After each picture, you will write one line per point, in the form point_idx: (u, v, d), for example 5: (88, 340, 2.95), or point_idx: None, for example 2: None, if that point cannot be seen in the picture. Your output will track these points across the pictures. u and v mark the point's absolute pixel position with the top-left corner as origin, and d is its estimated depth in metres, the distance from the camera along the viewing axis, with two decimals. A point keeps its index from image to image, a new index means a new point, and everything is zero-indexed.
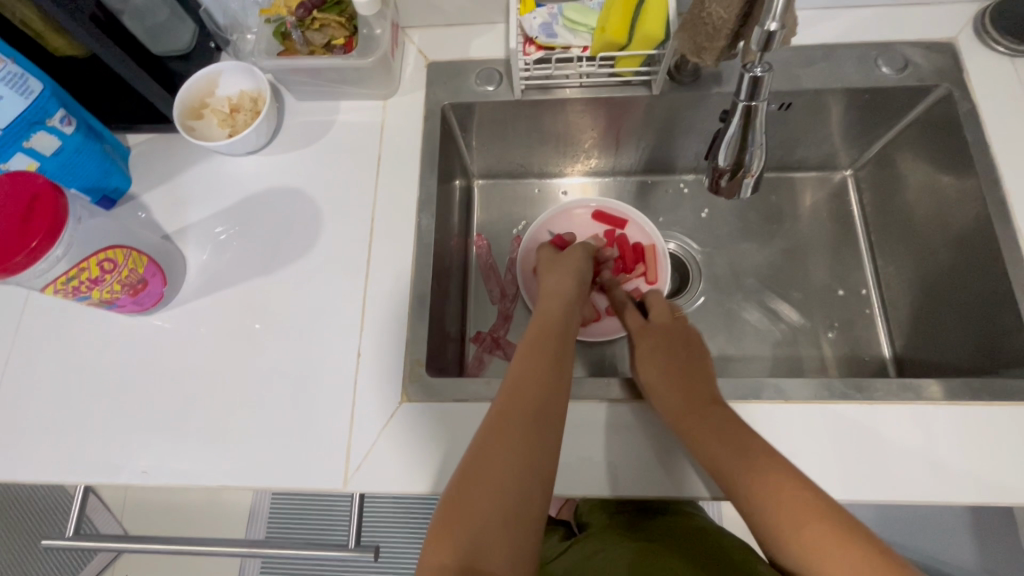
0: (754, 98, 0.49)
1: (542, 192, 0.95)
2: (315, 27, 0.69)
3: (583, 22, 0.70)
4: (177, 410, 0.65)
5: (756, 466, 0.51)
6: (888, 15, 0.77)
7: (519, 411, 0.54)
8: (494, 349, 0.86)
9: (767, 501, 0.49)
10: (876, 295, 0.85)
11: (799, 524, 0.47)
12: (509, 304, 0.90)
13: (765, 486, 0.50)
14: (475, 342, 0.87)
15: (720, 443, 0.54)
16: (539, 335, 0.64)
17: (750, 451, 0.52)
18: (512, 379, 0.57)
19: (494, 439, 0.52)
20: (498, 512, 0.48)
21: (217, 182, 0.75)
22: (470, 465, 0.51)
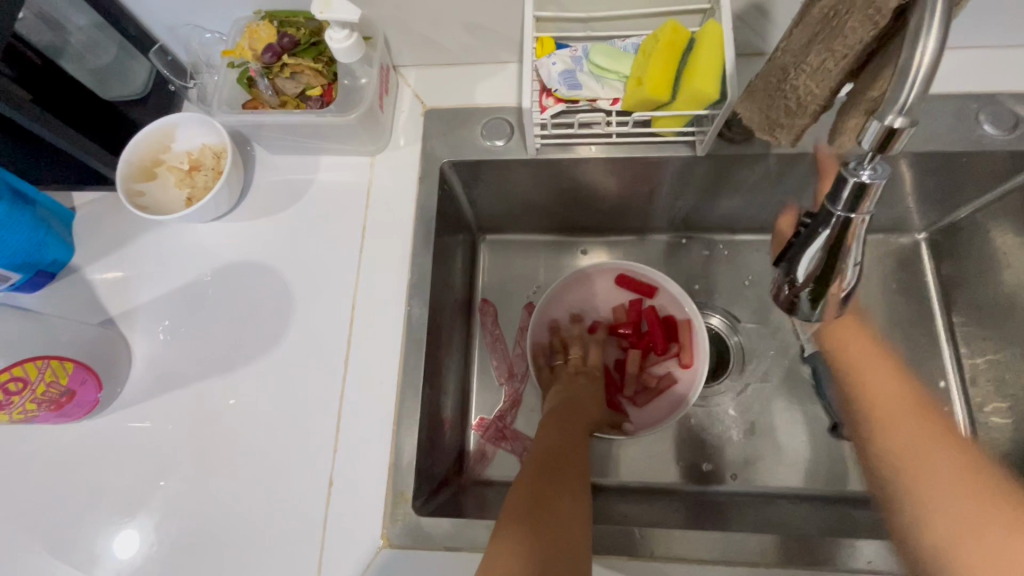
0: (856, 210, 0.36)
1: (558, 251, 0.81)
2: (285, 74, 0.57)
3: (613, 68, 0.57)
4: (114, 546, 0.54)
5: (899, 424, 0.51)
6: (990, 58, 0.63)
7: (554, 464, 0.56)
8: (499, 439, 0.73)
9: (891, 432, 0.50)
10: (957, 389, 0.71)
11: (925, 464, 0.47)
12: (518, 385, 0.76)
13: (897, 419, 0.51)
14: (477, 430, 0.74)
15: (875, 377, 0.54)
16: (574, 403, 0.66)
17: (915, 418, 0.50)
18: (546, 440, 0.59)
19: (553, 474, 0.54)
20: (549, 525, 0.48)
21: (173, 254, 0.63)
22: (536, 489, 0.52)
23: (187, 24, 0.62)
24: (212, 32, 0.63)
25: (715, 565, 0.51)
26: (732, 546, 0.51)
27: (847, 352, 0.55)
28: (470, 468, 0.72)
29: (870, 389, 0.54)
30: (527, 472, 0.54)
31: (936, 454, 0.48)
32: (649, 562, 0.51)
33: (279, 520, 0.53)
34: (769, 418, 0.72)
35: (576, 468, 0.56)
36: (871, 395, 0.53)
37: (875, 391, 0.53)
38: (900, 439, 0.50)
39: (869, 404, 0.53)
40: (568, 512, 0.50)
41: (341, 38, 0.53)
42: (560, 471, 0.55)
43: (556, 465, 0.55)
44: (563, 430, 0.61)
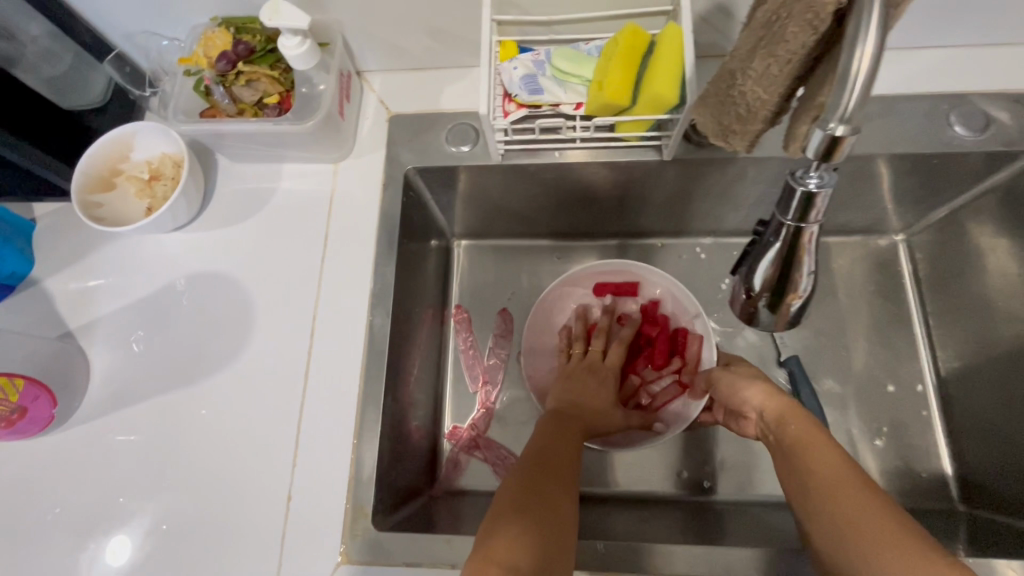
0: (806, 220, 0.35)
1: (532, 256, 0.80)
2: (241, 81, 0.56)
3: (576, 72, 0.56)
4: (72, 564, 0.53)
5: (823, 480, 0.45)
6: (962, 57, 0.62)
7: (546, 466, 0.52)
8: (472, 448, 0.72)
9: (834, 511, 0.43)
10: (935, 393, 0.70)
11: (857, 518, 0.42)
12: (491, 392, 0.75)
13: (823, 478, 0.46)
14: (450, 439, 0.73)
15: (808, 447, 0.49)
16: (575, 400, 0.62)
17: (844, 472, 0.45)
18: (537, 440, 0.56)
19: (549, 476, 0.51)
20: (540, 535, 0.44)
21: (133, 265, 0.62)
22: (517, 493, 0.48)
23: (144, 32, 0.61)
24: (170, 39, 0.62)
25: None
26: (697, 560, 0.50)
27: (773, 419, 0.53)
28: (442, 477, 0.71)
29: (810, 457, 0.48)
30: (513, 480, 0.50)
31: (877, 519, 0.41)
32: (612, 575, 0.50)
33: (237, 537, 0.52)
34: None
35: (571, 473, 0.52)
36: (805, 464, 0.47)
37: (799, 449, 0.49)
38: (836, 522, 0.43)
39: (799, 461, 0.48)
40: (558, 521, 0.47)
41: (293, 45, 0.52)
42: (555, 474, 0.51)
43: (551, 468, 0.52)
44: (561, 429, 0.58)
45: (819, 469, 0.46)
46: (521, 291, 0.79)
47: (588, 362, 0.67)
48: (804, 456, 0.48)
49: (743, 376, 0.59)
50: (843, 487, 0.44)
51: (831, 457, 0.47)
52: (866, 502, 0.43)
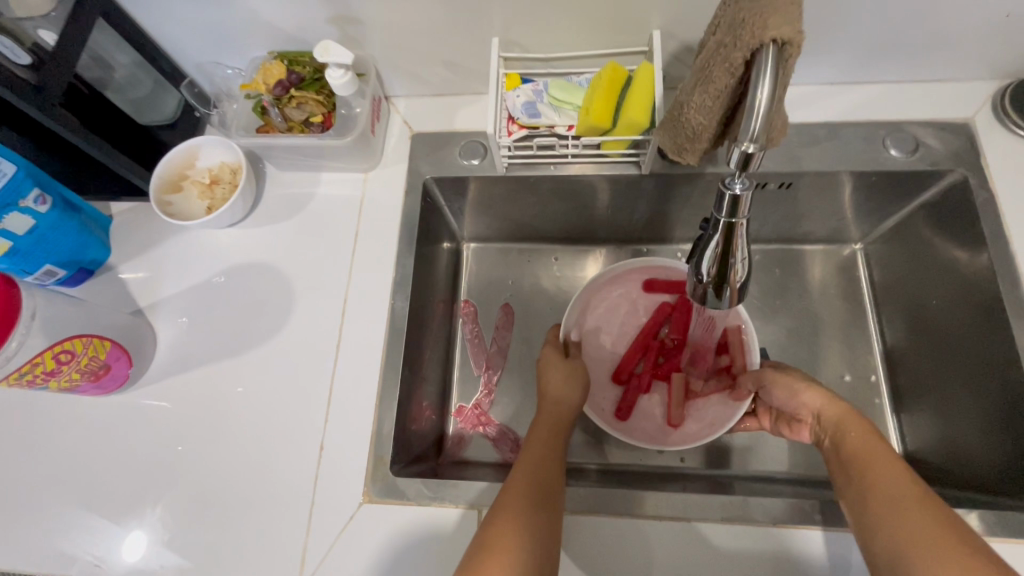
0: (735, 216, 0.45)
1: (533, 257, 0.91)
2: (293, 104, 0.68)
3: (568, 100, 0.67)
4: (137, 500, 0.63)
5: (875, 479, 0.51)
6: (897, 91, 0.73)
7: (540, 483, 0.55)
8: (476, 425, 0.82)
9: (889, 521, 0.47)
10: (887, 383, 0.79)
11: (901, 516, 0.47)
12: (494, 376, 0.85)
13: (881, 476, 0.51)
14: (457, 416, 0.82)
15: (872, 461, 0.53)
16: (561, 418, 0.66)
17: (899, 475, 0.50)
18: (531, 455, 0.59)
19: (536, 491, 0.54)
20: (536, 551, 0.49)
21: (192, 255, 0.74)
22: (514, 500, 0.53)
23: (212, 62, 0.74)
24: (233, 68, 0.75)
25: (651, 523, 0.58)
26: (665, 506, 0.59)
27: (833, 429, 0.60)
28: (449, 447, 0.81)
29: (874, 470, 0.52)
30: (506, 497, 0.53)
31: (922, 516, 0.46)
32: (591, 517, 0.59)
33: (278, 479, 0.63)
34: None
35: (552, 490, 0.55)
36: (866, 463, 0.53)
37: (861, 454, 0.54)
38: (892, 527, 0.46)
39: (862, 463, 0.53)
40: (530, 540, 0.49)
41: (338, 76, 0.64)
42: (540, 497, 0.53)
43: (538, 485, 0.55)
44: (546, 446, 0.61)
45: (880, 480, 0.50)
46: (522, 288, 0.89)
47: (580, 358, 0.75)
48: (864, 467, 0.53)
49: (798, 381, 0.66)
50: (902, 499, 0.48)
51: (896, 474, 0.50)
52: (923, 513, 0.46)
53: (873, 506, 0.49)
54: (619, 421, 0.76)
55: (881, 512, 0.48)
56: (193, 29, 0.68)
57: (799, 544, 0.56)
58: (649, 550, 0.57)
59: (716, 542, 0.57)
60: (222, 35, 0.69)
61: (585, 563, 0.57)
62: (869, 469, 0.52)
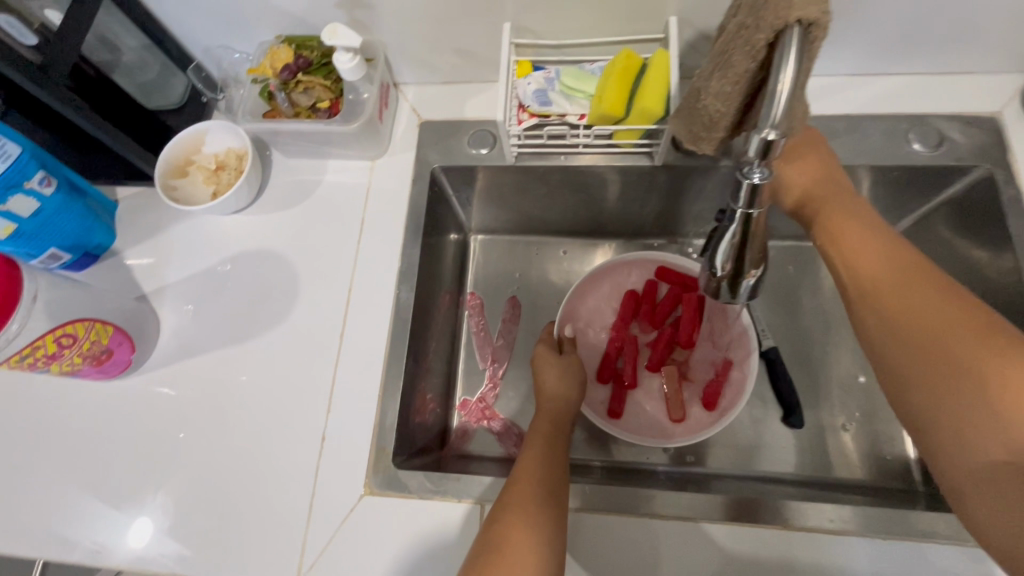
0: (753, 207, 0.44)
1: (540, 250, 0.89)
2: (299, 89, 0.67)
3: (581, 88, 0.65)
4: (139, 486, 0.63)
5: (903, 285, 0.48)
6: (921, 83, 0.70)
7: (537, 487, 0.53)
8: (480, 418, 0.80)
9: (896, 306, 0.48)
10: None
11: (944, 324, 0.44)
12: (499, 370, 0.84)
13: (866, 261, 0.52)
14: (461, 409, 0.81)
15: (909, 303, 0.47)
16: (556, 418, 0.64)
17: (888, 267, 0.50)
18: (528, 458, 0.57)
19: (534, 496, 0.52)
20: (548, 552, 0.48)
21: (197, 242, 0.73)
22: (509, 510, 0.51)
23: (220, 46, 0.73)
24: (240, 53, 0.74)
25: (657, 522, 0.57)
26: (671, 505, 0.57)
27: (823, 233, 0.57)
28: (452, 440, 0.80)
29: (877, 281, 0.50)
30: (511, 500, 0.52)
31: (960, 324, 0.44)
32: (596, 515, 0.58)
33: (279, 469, 0.62)
34: None
35: (554, 493, 0.53)
36: (878, 288, 0.50)
37: (856, 249, 0.53)
38: (963, 393, 0.41)
39: (853, 254, 0.53)
40: (534, 547, 0.48)
41: (346, 60, 0.62)
42: (543, 500, 0.52)
43: (541, 488, 0.53)
44: (550, 445, 0.59)
45: (930, 324, 0.45)
46: (529, 280, 0.88)
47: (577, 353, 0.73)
48: (844, 252, 0.54)
49: None
50: (937, 316, 0.45)
51: (910, 277, 0.48)
52: (925, 291, 0.47)
53: (874, 296, 0.50)
54: (616, 421, 0.75)
55: (875, 298, 0.49)
56: (201, 12, 0.67)
57: (811, 547, 0.55)
58: (654, 549, 0.56)
59: (724, 543, 0.56)
60: (230, 19, 0.68)
61: (588, 561, 0.56)
62: (859, 269, 0.52)
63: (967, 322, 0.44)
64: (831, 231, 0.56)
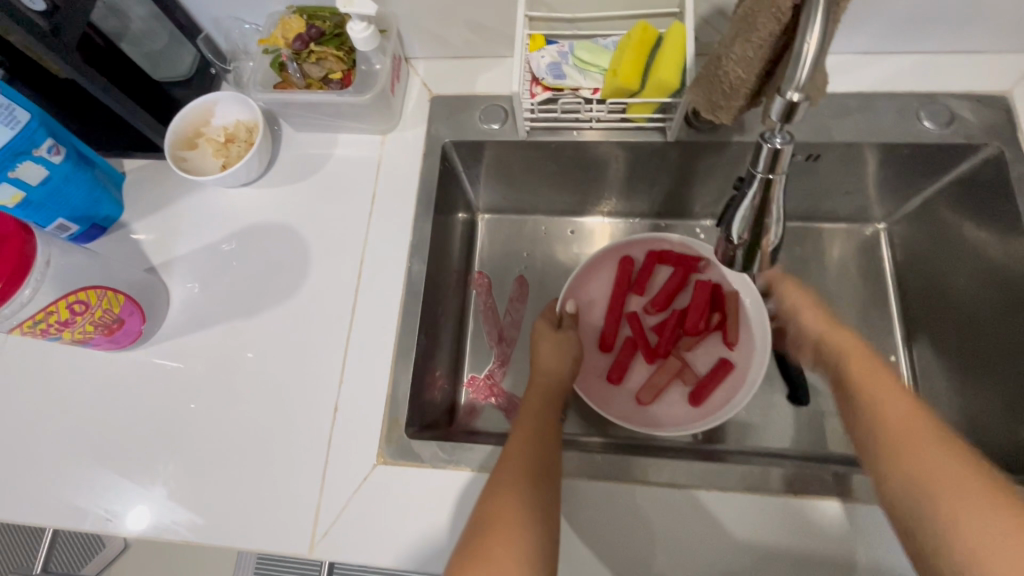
0: (773, 170, 0.44)
1: (549, 229, 0.89)
2: (312, 59, 0.66)
3: (594, 62, 0.65)
4: (150, 455, 0.63)
5: (920, 450, 0.46)
6: (932, 63, 0.71)
7: (528, 456, 0.53)
8: (489, 395, 0.81)
9: (913, 460, 0.45)
10: (907, 364, 0.78)
11: (949, 480, 0.43)
12: (507, 348, 0.84)
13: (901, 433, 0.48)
14: (469, 386, 0.81)
15: (926, 462, 0.44)
16: (549, 393, 0.64)
17: (914, 429, 0.48)
18: (524, 427, 0.58)
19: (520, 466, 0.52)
20: (540, 517, 0.49)
21: (207, 214, 0.73)
22: (501, 477, 0.51)
23: (229, 16, 0.72)
24: (251, 24, 0.73)
25: (667, 490, 0.57)
26: (681, 472, 0.58)
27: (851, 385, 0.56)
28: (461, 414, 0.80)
29: (892, 424, 0.49)
30: (496, 478, 0.52)
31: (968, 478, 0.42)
32: (608, 483, 0.58)
33: (293, 439, 0.62)
34: None
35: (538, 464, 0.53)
36: (893, 432, 0.48)
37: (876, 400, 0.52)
38: (943, 505, 0.42)
39: (873, 423, 0.50)
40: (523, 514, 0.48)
41: (360, 29, 0.62)
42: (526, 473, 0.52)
43: (524, 460, 0.53)
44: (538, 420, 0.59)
45: (932, 475, 0.44)
46: (537, 259, 0.88)
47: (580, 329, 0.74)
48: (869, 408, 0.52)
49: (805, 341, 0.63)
50: (940, 469, 0.44)
51: (921, 427, 0.47)
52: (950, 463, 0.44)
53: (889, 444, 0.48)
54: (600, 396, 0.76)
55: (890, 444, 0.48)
56: None
57: (820, 515, 0.55)
58: (665, 517, 0.56)
59: (734, 510, 0.56)
60: None
61: (602, 530, 0.57)
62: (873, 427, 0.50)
63: (969, 486, 0.42)
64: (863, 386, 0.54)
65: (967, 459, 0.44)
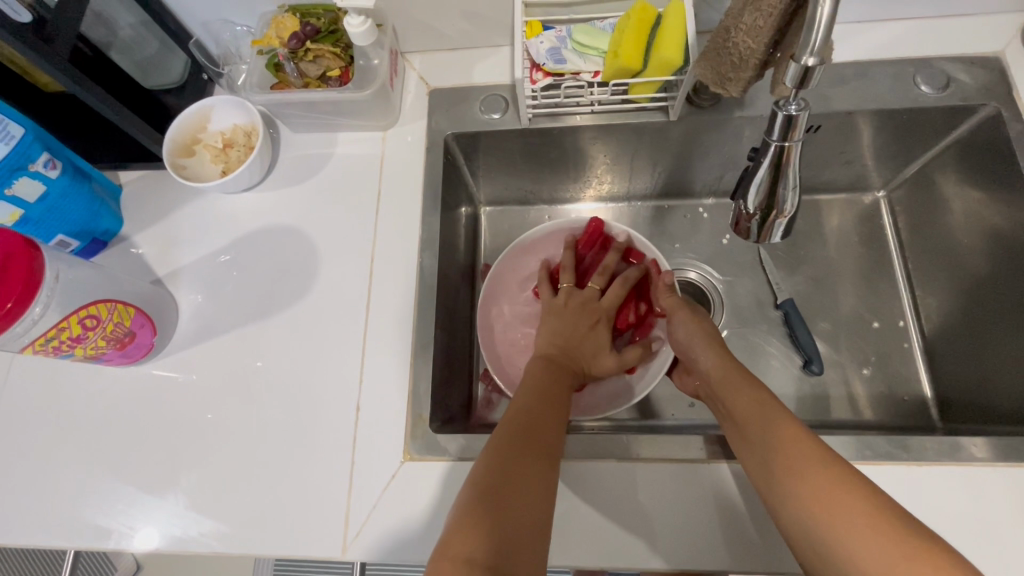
0: (788, 139, 0.44)
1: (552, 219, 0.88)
2: (309, 58, 0.66)
3: (593, 45, 0.65)
4: (171, 468, 0.62)
5: (808, 469, 0.46)
6: (924, 28, 0.72)
7: (521, 433, 0.51)
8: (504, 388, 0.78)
9: (799, 482, 0.46)
10: (915, 328, 0.78)
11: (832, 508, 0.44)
12: None
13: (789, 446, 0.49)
14: (483, 379, 0.78)
15: (811, 480, 0.46)
16: (543, 371, 0.61)
17: (802, 444, 0.48)
18: (518, 406, 0.55)
19: (508, 447, 0.49)
20: (535, 487, 0.47)
21: (210, 221, 0.72)
22: (489, 462, 0.48)
23: (219, 19, 0.71)
24: (243, 26, 0.72)
25: (696, 466, 0.57)
26: (707, 447, 0.58)
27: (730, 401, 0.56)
28: (480, 405, 0.77)
29: (777, 448, 0.49)
30: (503, 448, 0.49)
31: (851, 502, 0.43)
32: (635, 462, 0.58)
33: (316, 442, 0.61)
34: (746, 358, 0.78)
35: (549, 437, 0.52)
36: (782, 449, 0.49)
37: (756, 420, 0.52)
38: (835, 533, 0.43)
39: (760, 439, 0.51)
40: (540, 485, 0.48)
41: (357, 24, 0.61)
42: (535, 446, 0.50)
43: (528, 438, 0.51)
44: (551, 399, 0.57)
45: (817, 498, 0.45)
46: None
47: (585, 299, 0.70)
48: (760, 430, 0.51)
49: (699, 335, 0.65)
50: (824, 490, 0.45)
51: (805, 447, 0.48)
52: (828, 479, 0.45)
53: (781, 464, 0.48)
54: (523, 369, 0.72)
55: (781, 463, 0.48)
56: None
57: None
58: (696, 494, 0.56)
59: None
60: None
61: (635, 510, 0.56)
62: (761, 440, 0.51)
63: (859, 513, 0.43)
64: (740, 403, 0.55)
65: (848, 477, 0.45)
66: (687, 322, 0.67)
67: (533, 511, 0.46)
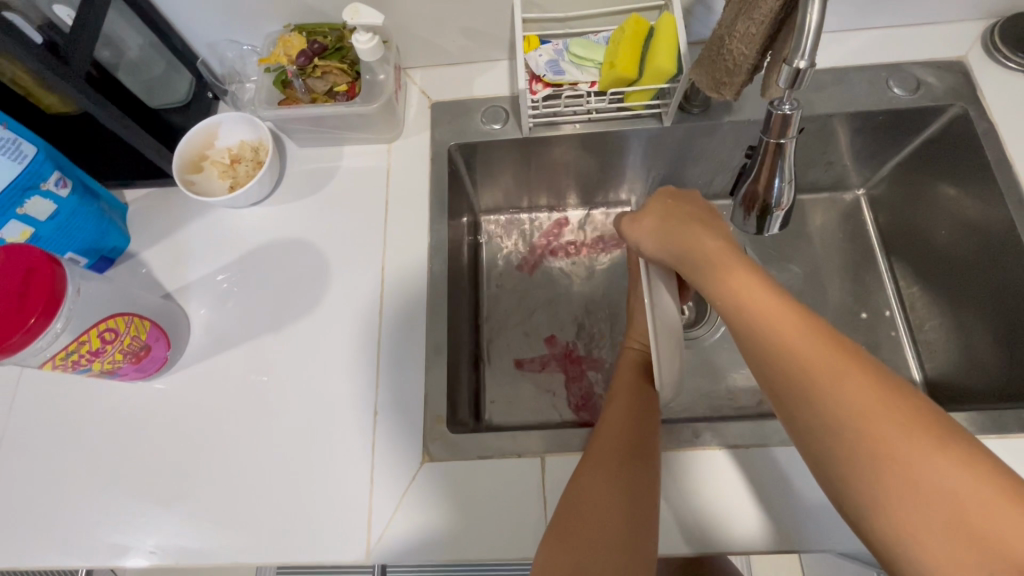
0: (783, 136, 0.48)
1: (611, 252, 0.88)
2: (316, 74, 0.68)
3: (590, 57, 0.69)
4: (187, 482, 0.62)
5: (841, 388, 0.40)
6: (892, 37, 0.77)
7: (616, 448, 0.55)
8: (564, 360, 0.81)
9: (833, 407, 0.39)
10: (901, 316, 0.82)
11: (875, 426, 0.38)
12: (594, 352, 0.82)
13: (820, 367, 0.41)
14: (549, 343, 0.82)
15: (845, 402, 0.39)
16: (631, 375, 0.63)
17: (821, 357, 0.41)
18: (612, 418, 0.58)
19: (597, 469, 0.54)
20: (626, 505, 0.51)
21: (218, 237, 0.73)
22: (576, 487, 0.53)
23: (226, 40, 0.73)
24: (249, 46, 0.75)
25: (706, 450, 0.60)
26: (715, 437, 0.60)
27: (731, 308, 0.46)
28: (551, 351, 0.82)
29: (799, 368, 0.41)
30: (596, 469, 0.54)
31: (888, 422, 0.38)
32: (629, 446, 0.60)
33: (333, 447, 0.62)
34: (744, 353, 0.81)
35: (642, 449, 0.54)
36: (803, 371, 0.41)
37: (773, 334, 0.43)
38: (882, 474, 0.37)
39: (785, 361, 0.42)
40: (630, 502, 0.51)
41: (364, 41, 0.64)
42: (626, 463, 0.53)
43: (620, 452, 0.54)
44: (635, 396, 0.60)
45: (855, 420, 0.39)
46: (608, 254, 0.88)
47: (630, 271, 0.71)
48: (774, 345, 0.43)
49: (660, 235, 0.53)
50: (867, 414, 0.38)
51: (824, 357, 0.41)
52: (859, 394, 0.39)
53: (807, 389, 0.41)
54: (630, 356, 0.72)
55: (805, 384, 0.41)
56: (209, 3, 0.68)
57: None
58: (709, 480, 0.58)
59: (774, 466, 0.58)
60: (240, 10, 0.69)
61: None
62: (777, 355, 0.43)
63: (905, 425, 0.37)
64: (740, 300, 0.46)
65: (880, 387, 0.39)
66: (638, 230, 0.55)
67: (620, 527, 0.50)
